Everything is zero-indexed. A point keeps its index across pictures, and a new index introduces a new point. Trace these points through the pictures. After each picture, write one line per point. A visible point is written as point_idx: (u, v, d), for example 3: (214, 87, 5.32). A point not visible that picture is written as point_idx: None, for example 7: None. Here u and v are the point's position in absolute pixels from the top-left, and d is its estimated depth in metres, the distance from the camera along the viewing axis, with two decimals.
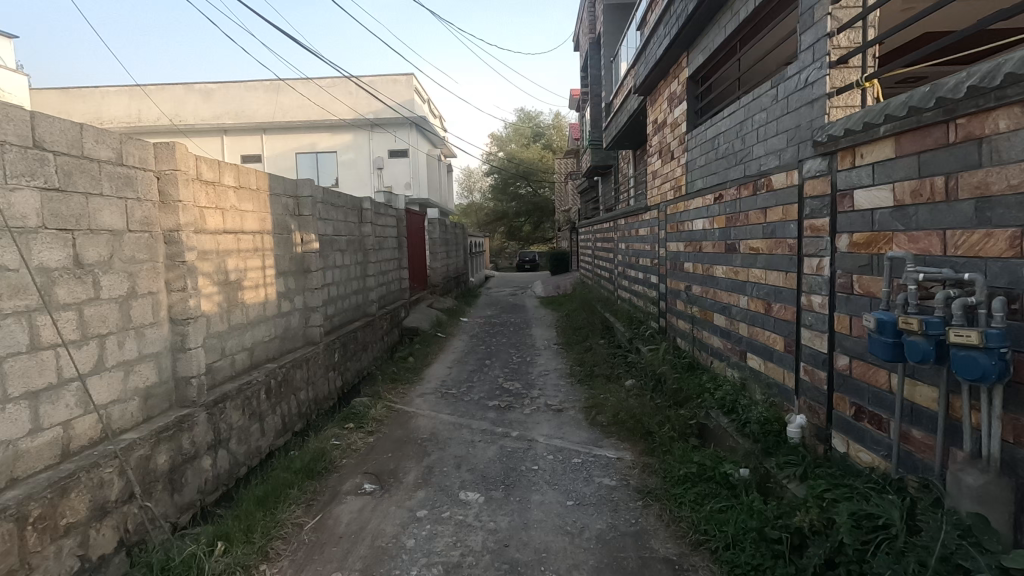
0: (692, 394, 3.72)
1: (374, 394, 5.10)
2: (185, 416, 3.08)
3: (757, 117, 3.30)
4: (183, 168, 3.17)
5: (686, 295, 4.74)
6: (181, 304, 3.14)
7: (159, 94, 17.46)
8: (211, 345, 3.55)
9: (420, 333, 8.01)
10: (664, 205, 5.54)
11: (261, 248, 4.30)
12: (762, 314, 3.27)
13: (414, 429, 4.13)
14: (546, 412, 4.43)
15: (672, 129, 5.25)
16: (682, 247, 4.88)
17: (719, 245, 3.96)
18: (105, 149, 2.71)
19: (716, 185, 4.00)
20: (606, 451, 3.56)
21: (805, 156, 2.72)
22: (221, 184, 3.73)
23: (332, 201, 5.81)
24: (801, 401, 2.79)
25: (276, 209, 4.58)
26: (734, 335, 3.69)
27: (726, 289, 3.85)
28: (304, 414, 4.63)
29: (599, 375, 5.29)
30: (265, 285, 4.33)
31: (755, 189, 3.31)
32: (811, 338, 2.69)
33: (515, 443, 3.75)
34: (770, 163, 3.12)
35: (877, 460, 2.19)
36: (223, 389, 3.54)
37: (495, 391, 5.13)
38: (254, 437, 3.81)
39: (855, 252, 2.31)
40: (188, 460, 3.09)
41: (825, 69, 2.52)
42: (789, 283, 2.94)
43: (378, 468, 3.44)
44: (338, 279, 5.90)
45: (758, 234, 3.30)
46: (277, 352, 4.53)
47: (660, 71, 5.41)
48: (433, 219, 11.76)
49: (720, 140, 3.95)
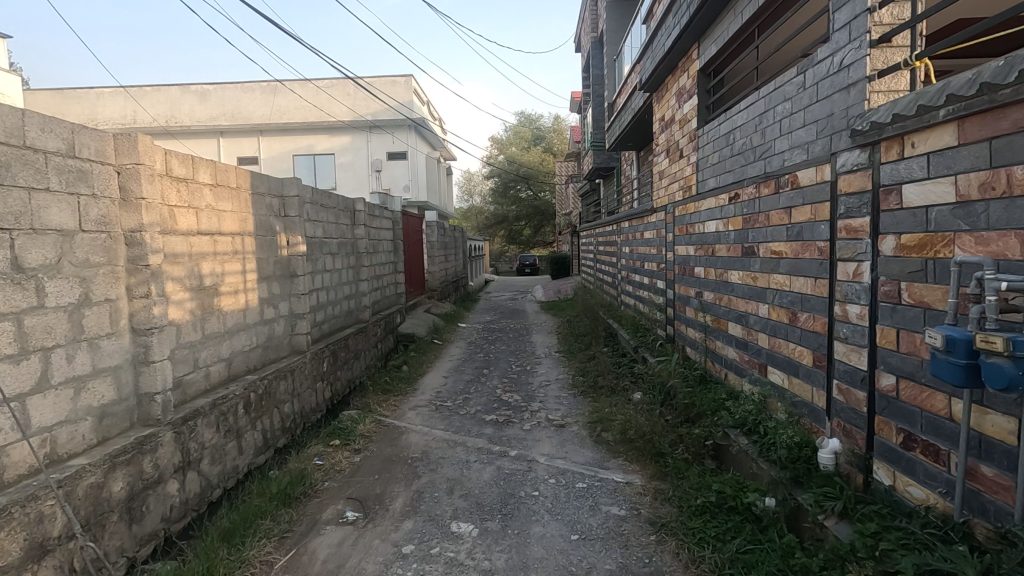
0: (706, 410, 3.41)
1: (365, 407, 4.79)
2: (148, 437, 2.77)
3: (779, 108, 3.01)
4: (148, 162, 2.88)
5: (697, 303, 4.43)
6: (143, 312, 2.84)
7: (154, 95, 17.23)
8: (182, 357, 3.25)
9: (416, 340, 7.70)
10: (672, 206, 5.24)
11: (242, 251, 4.00)
12: (785, 324, 2.97)
13: (405, 447, 3.82)
14: (547, 428, 4.11)
15: (681, 126, 4.96)
16: (692, 250, 4.58)
17: (735, 248, 3.66)
18: (53, 139, 2.42)
19: (731, 184, 3.71)
20: (613, 474, 3.25)
21: (839, 148, 2.43)
22: (196, 182, 3.45)
23: (322, 201, 5.53)
24: (833, 422, 2.50)
25: (259, 209, 4.29)
26: (753, 346, 3.39)
27: (743, 296, 3.55)
28: (288, 430, 4.32)
29: (603, 387, 4.98)
30: (246, 290, 4.04)
31: (778, 187, 3.02)
32: (846, 352, 2.39)
33: (513, 464, 3.44)
34: (796, 159, 2.83)
35: (933, 498, 1.89)
36: (194, 405, 3.24)
37: (493, 403, 4.82)
38: (230, 457, 3.50)
39: (904, 256, 2.02)
40: (151, 487, 2.78)
41: (864, 49, 2.23)
42: (818, 290, 2.64)
43: (363, 492, 3.13)
44: (328, 283, 5.60)
45: (781, 236, 3.01)
46: (260, 362, 4.23)
47: (668, 65, 5.13)
48: (431, 221, 11.47)
49: (735, 135, 3.66)
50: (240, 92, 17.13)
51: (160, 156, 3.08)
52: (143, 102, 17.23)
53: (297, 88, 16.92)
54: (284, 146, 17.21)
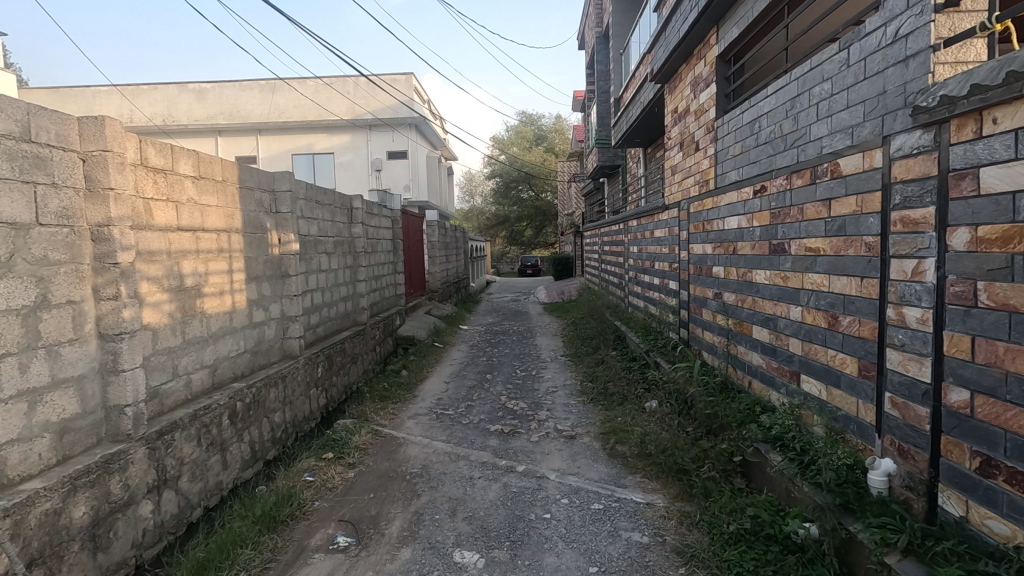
0: (732, 422, 3.12)
1: (361, 416, 4.51)
2: (116, 455, 2.49)
3: (816, 90, 2.72)
4: (117, 149, 2.60)
5: (716, 304, 4.15)
6: (111, 315, 2.56)
7: (151, 94, 16.98)
8: (159, 365, 2.97)
9: (416, 343, 7.43)
10: (686, 203, 4.96)
11: (228, 249, 3.72)
12: (823, 329, 2.68)
13: (404, 461, 3.53)
14: (556, 440, 3.82)
15: (696, 117, 4.68)
16: (710, 249, 4.29)
17: (762, 246, 3.37)
18: (3, 121, 2.14)
19: (757, 176, 3.43)
20: (631, 494, 2.96)
21: (893, 130, 2.14)
22: (176, 173, 3.17)
23: (317, 197, 5.25)
24: (884, 438, 2.21)
25: (247, 204, 4.01)
26: (783, 352, 3.10)
27: (771, 297, 3.26)
28: (278, 441, 4.03)
29: (614, 394, 4.69)
30: (232, 291, 3.75)
31: (815, 177, 2.73)
32: (902, 362, 2.10)
33: (521, 481, 3.15)
34: (837, 145, 2.54)
35: (1022, 535, 1.60)
36: (172, 417, 2.96)
37: (497, 412, 4.53)
38: (212, 473, 3.22)
39: (980, 251, 1.74)
40: (119, 510, 2.50)
41: (927, 15, 1.95)
42: (865, 291, 2.35)
43: (356, 514, 2.84)
44: (323, 284, 5.32)
45: (818, 232, 2.72)
46: (248, 368, 3.95)
47: (682, 53, 4.85)
48: (432, 221, 11.19)
49: (761, 122, 3.37)
50: (238, 90, 16.87)
51: (133, 145, 2.81)
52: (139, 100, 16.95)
53: (297, 86, 16.68)
54: (283, 145, 16.96)
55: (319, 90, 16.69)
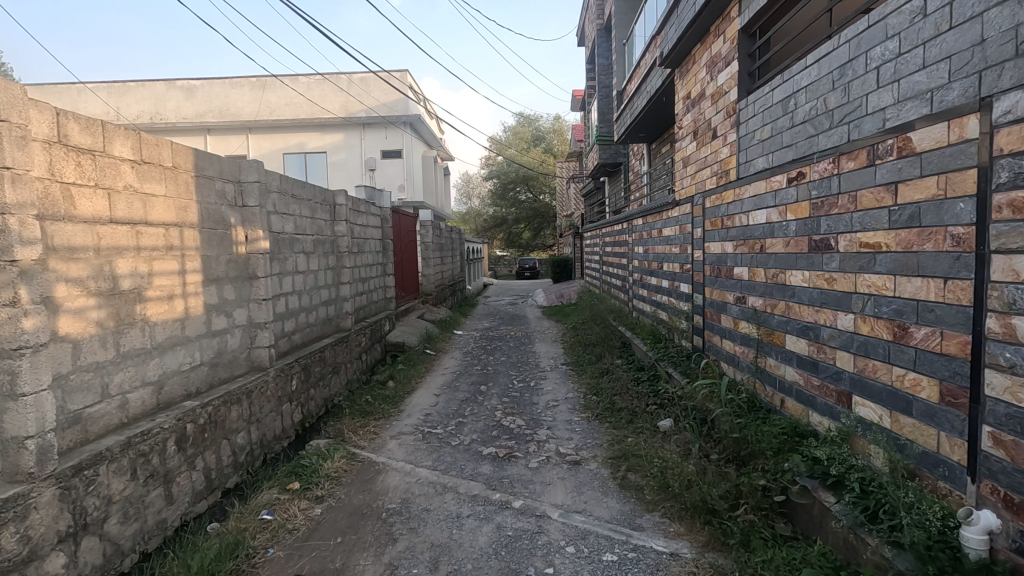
0: (766, 451, 2.63)
1: (337, 435, 4.01)
2: (10, 501, 1.99)
3: (876, 52, 2.25)
4: (18, 119, 2.11)
5: (739, 310, 3.67)
6: (7, 326, 2.07)
7: (137, 90, 16.39)
8: (82, 385, 2.48)
9: (405, 350, 6.93)
10: (701, 197, 4.47)
11: (180, 245, 3.22)
12: (886, 343, 2.20)
13: (381, 493, 3.03)
14: (559, 466, 3.32)
15: (713, 102, 4.20)
16: (730, 247, 3.82)
17: (799, 242, 2.89)
18: None
19: (792, 161, 2.95)
20: (650, 540, 2.46)
21: (998, 89, 1.66)
22: (108, 156, 2.69)
23: (293, 191, 4.75)
24: (980, 481, 1.73)
25: (206, 195, 3.51)
26: (827, 367, 2.62)
27: (811, 303, 2.78)
28: (240, 467, 3.52)
29: (622, 410, 4.21)
30: (185, 295, 3.24)
31: (874, 157, 2.25)
32: (1010, 389, 1.62)
33: (518, 521, 2.65)
34: (908, 115, 2.06)
35: None
36: (96, 447, 2.46)
37: (492, 431, 4.03)
38: (151, 511, 2.72)
39: None
40: (15, 570, 2.01)
41: None
42: (950, 296, 1.87)
43: (316, 567, 2.34)
44: (300, 286, 4.82)
45: (878, 224, 2.24)
46: (206, 384, 3.45)
47: (697, 32, 4.38)
48: (426, 220, 10.64)
49: (798, 98, 2.89)
50: (227, 87, 16.34)
51: (47, 118, 2.34)
52: (126, 96, 16.38)
53: (290, 83, 16.05)
54: (274, 145, 16.46)
55: (311, 87, 16.18)
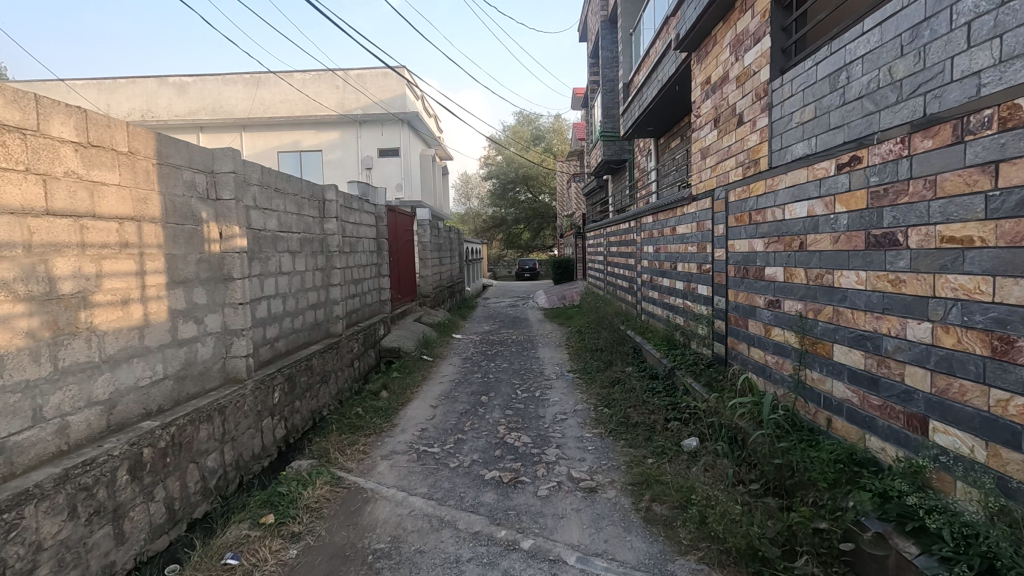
0: (819, 482, 2.22)
1: (321, 455, 3.60)
2: None
3: (966, 4, 1.85)
4: None
5: (772, 315, 3.27)
6: None
7: (128, 87, 15.95)
8: (4, 409, 2.07)
9: (401, 356, 6.52)
10: (723, 190, 4.07)
11: (139, 242, 2.80)
12: (981, 360, 1.79)
13: (369, 528, 2.62)
14: (572, 495, 2.91)
15: (739, 85, 3.80)
16: (761, 244, 3.41)
17: (853, 238, 2.48)
18: None
19: (845, 143, 2.54)
20: None
21: None
22: (44, 137, 2.28)
23: (276, 185, 4.34)
24: None
25: (172, 186, 3.10)
26: (893, 384, 2.21)
27: (869, 309, 2.37)
28: (210, 493, 3.11)
29: (639, 426, 3.80)
30: (143, 299, 2.82)
31: (963, 132, 1.85)
32: None
33: (528, 568, 2.24)
34: (1017, 76, 1.65)
35: None
36: (23, 483, 2.05)
37: (495, 450, 3.62)
38: (95, 554, 2.30)
39: None
40: None
41: None
42: None
43: None
44: (284, 288, 4.41)
45: (969, 213, 1.83)
46: (172, 399, 3.03)
47: (719, 9, 3.98)
48: (425, 219, 10.21)
49: (854, 68, 2.48)
50: (221, 84, 15.90)
51: None
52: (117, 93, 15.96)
53: (284, 78, 15.70)
54: (268, 143, 16.06)
55: (307, 84, 15.77)
